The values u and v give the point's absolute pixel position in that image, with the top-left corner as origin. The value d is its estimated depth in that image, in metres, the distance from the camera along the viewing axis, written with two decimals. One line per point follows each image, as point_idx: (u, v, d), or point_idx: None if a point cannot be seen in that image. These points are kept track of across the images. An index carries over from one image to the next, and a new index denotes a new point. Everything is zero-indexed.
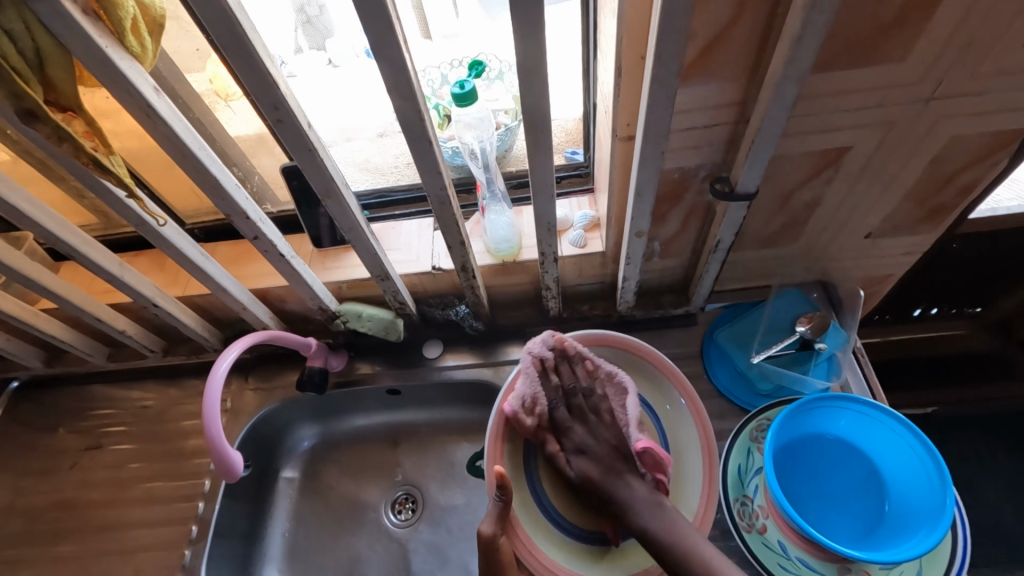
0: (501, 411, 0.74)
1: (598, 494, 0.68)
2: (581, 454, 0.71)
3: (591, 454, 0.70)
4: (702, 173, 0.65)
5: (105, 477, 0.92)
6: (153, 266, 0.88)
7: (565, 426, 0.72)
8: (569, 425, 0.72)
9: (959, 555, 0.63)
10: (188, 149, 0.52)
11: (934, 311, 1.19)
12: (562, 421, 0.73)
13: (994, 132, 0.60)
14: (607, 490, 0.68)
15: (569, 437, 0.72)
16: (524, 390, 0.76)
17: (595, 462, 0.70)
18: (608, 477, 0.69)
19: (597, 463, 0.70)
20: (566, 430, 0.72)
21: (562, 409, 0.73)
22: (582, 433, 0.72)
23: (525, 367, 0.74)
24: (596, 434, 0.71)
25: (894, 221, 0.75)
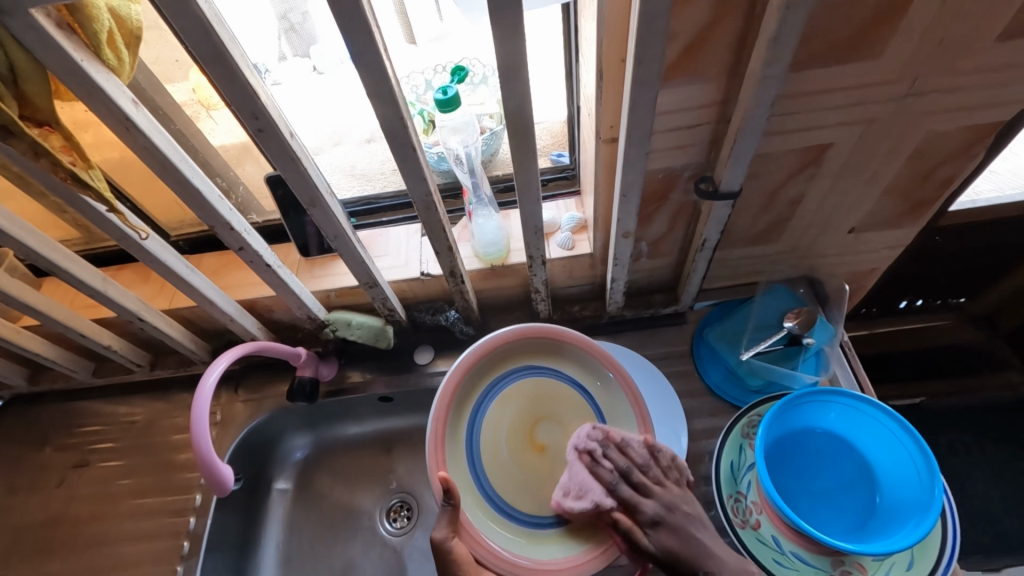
0: (440, 415, 0.71)
1: (689, 567, 0.61)
2: (659, 526, 0.63)
3: (671, 524, 0.63)
4: (686, 173, 0.66)
5: (94, 494, 0.90)
6: (138, 279, 0.87)
7: (635, 502, 0.64)
8: (640, 502, 0.64)
9: (949, 546, 0.64)
10: (168, 161, 0.51)
11: (920, 303, 1.20)
12: (629, 499, 0.64)
13: (970, 127, 0.61)
14: (697, 561, 0.61)
15: (642, 513, 0.63)
16: (462, 390, 0.74)
17: (674, 533, 0.63)
18: (691, 545, 0.62)
19: (677, 536, 0.62)
20: (636, 506, 0.64)
21: (623, 487, 0.65)
22: (655, 506, 0.64)
23: (459, 365, 0.72)
24: (668, 502, 0.65)
25: (876, 216, 0.76)
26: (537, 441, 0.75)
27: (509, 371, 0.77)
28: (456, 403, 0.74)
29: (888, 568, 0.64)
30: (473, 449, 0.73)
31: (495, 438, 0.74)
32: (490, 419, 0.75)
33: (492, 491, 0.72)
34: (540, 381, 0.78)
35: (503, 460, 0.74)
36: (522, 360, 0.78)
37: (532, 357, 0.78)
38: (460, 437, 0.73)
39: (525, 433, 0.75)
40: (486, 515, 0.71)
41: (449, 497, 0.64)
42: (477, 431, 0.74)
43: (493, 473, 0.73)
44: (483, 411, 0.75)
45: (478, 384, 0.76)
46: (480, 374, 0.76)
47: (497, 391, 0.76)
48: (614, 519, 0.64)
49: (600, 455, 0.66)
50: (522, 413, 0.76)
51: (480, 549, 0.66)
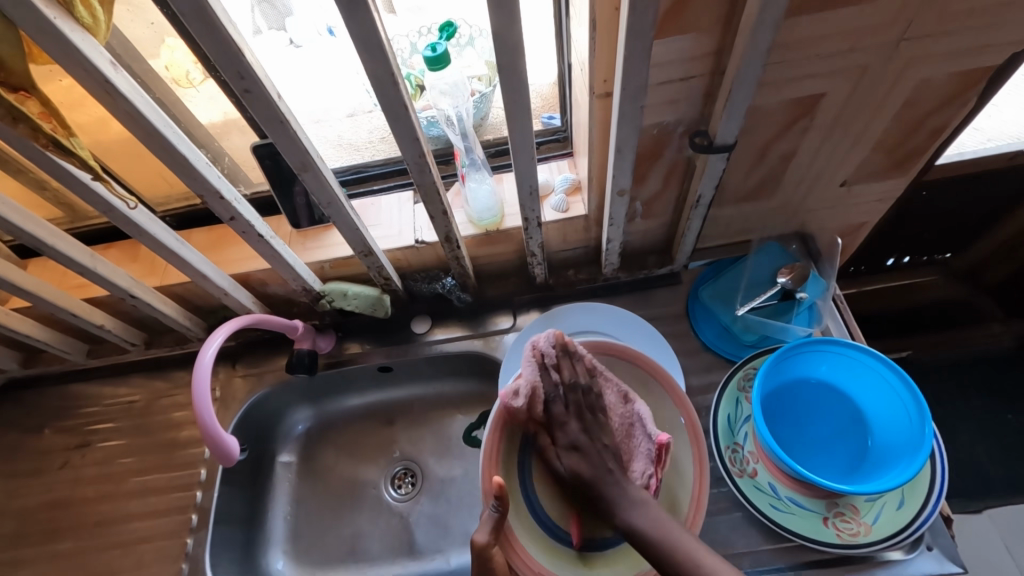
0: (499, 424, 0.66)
1: (593, 491, 0.63)
2: (574, 450, 0.65)
3: (586, 450, 0.65)
4: (680, 128, 0.65)
5: (98, 475, 0.90)
6: (126, 257, 0.85)
7: (560, 420, 0.66)
8: (563, 423, 0.66)
9: (937, 483, 0.66)
10: (153, 127, 0.50)
11: (906, 260, 1.23)
12: (558, 415, 0.66)
13: (961, 73, 0.61)
14: (598, 487, 0.63)
15: (563, 431, 0.66)
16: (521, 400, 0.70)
17: (585, 458, 0.65)
18: (600, 473, 0.64)
19: (588, 462, 0.64)
20: (562, 423, 0.66)
21: (559, 402, 0.67)
22: (577, 428, 0.66)
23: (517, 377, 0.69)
24: (590, 432, 0.66)
25: (866, 169, 0.76)
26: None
27: None
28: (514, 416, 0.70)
29: (880, 508, 0.67)
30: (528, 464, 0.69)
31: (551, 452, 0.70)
32: None
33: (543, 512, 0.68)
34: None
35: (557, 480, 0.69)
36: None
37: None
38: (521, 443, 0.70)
39: None
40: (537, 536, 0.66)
41: (499, 503, 0.60)
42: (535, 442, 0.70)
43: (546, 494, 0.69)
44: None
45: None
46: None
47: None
48: (537, 430, 0.68)
49: (551, 363, 0.68)
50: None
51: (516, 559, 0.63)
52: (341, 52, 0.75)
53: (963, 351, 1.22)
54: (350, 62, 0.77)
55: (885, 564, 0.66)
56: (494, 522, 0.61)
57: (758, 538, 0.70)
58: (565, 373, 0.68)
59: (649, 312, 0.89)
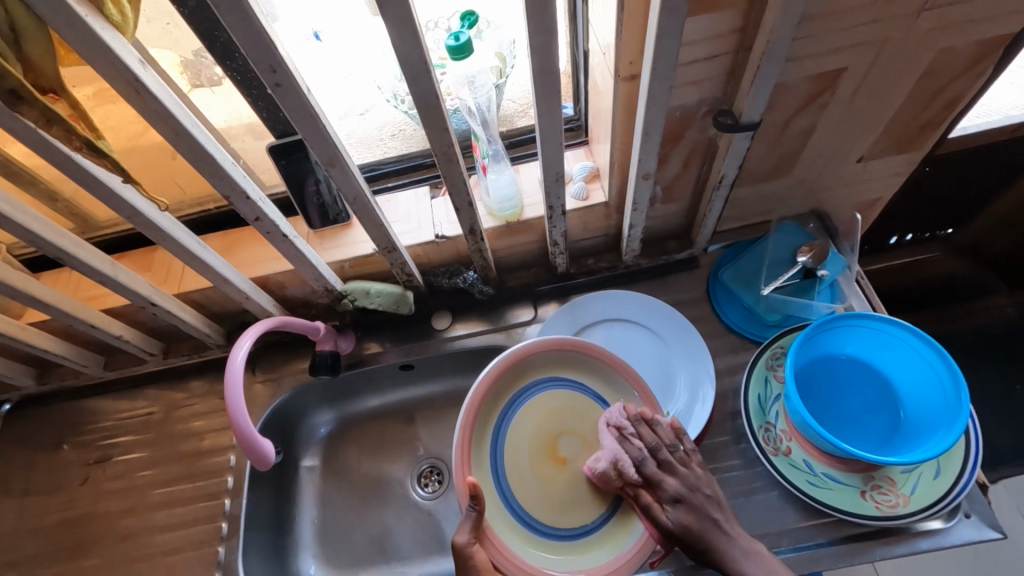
0: (466, 422, 0.67)
1: (704, 547, 0.60)
2: (678, 505, 0.62)
3: (689, 503, 0.62)
4: (703, 108, 0.65)
5: (121, 488, 0.89)
6: (141, 266, 0.83)
7: (657, 479, 0.63)
8: (662, 481, 0.63)
9: (973, 450, 0.67)
10: (181, 126, 0.49)
11: (908, 237, 1.25)
12: (654, 477, 0.63)
13: (980, 41, 0.62)
14: (711, 540, 0.60)
15: (663, 489, 0.63)
16: (487, 401, 0.70)
17: (692, 511, 0.61)
18: (708, 528, 0.61)
19: (697, 517, 0.61)
20: (658, 483, 0.63)
21: (651, 464, 0.63)
22: (676, 484, 0.63)
23: (483, 377, 0.68)
24: (691, 484, 0.63)
25: (883, 143, 0.77)
26: (560, 454, 0.70)
27: (536, 381, 0.72)
28: (479, 417, 0.69)
29: (917, 479, 0.67)
30: (498, 457, 0.69)
31: (517, 447, 0.70)
32: (514, 430, 0.70)
33: (515, 502, 0.68)
34: (566, 396, 0.72)
35: (525, 473, 0.69)
36: (546, 372, 0.73)
37: (558, 370, 0.73)
38: (486, 439, 0.69)
39: (549, 444, 0.70)
40: (513, 531, 0.67)
41: (476, 502, 0.61)
42: (502, 438, 0.70)
43: (517, 486, 0.69)
44: (507, 422, 0.70)
45: (499, 398, 0.71)
46: (504, 384, 0.71)
47: (522, 401, 0.72)
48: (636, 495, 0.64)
49: (631, 431, 0.65)
50: (545, 426, 0.71)
51: (499, 555, 0.63)
52: (355, 52, 0.75)
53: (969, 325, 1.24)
54: (364, 58, 0.75)
55: (925, 533, 0.66)
56: (473, 521, 0.62)
57: (795, 514, 0.70)
58: (649, 437, 0.65)
59: (672, 297, 0.89)
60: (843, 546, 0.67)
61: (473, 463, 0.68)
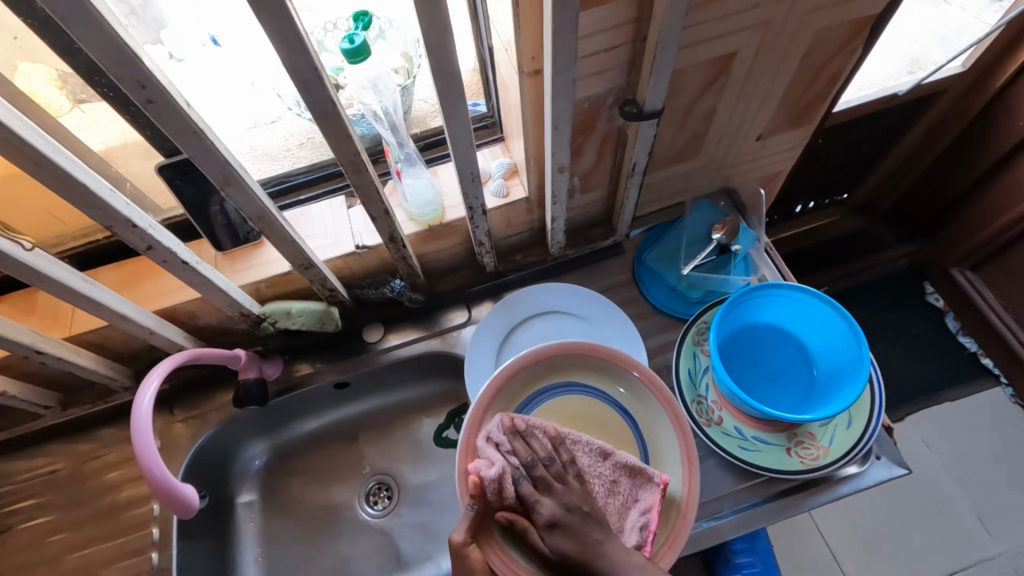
0: (476, 417, 0.66)
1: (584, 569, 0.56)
2: (553, 529, 0.58)
3: (565, 526, 0.58)
4: (609, 98, 0.66)
5: (28, 559, 0.80)
6: (21, 311, 0.74)
7: (531, 500, 0.59)
8: (536, 502, 0.59)
9: (877, 395, 0.73)
10: (40, 153, 0.43)
11: (811, 205, 1.35)
12: (527, 495, 0.59)
13: (849, 22, 0.67)
14: (589, 562, 0.56)
15: (538, 511, 0.59)
16: (499, 401, 0.69)
17: (569, 535, 0.57)
18: (587, 547, 0.57)
19: (572, 539, 0.57)
20: (534, 505, 0.59)
21: (525, 484, 0.60)
22: (551, 503, 0.58)
23: (496, 376, 0.67)
24: (567, 502, 0.59)
25: (777, 121, 0.81)
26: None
27: (553, 385, 0.72)
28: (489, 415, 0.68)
29: (834, 430, 0.73)
30: None
31: None
32: None
33: None
34: (583, 402, 0.72)
35: None
36: (562, 377, 0.72)
37: (577, 375, 0.72)
38: None
39: None
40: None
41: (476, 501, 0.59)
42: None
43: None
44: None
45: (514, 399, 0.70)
46: (520, 385, 0.70)
47: (537, 403, 0.71)
48: (511, 519, 0.60)
49: (507, 446, 0.62)
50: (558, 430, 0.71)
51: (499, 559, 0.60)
52: (242, 59, 0.69)
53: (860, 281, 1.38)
54: (261, 63, 0.70)
55: (844, 479, 0.72)
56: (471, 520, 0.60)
57: (732, 479, 0.74)
58: (523, 452, 0.61)
59: (603, 283, 0.91)
60: (775, 502, 0.72)
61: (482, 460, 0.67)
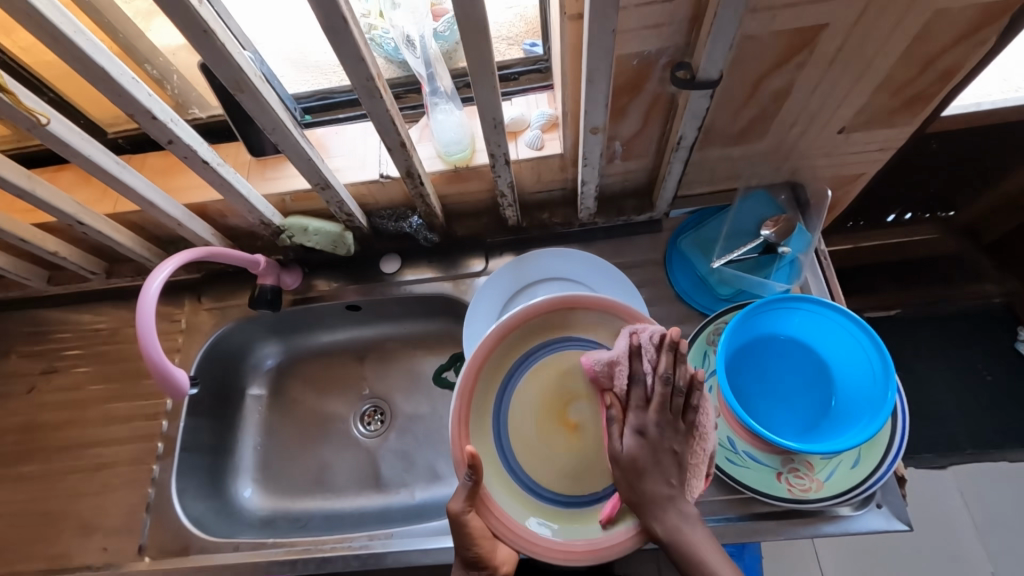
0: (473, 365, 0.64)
1: (633, 487, 0.55)
2: (638, 441, 0.56)
3: (649, 446, 0.55)
4: (664, 59, 0.59)
5: (66, 400, 0.91)
6: (78, 182, 0.80)
7: (635, 403, 0.56)
8: (638, 414, 0.56)
9: (896, 441, 0.66)
10: (60, 32, 0.44)
11: (908, 215, 1.20)
12: (634, 400, 0.56)
13: (982, 5, 0.54)
14: (644, 485, 0.55)
15: (635, 416, 0.56)
16: (502, 349, 0.66)
17: (646, 456, 0.55)
18: (653, 474, 0.55)
19: (648, 459, 0.55)
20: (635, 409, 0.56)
21: (640, 389, 0.56)
22: (654, 424, 0.55)
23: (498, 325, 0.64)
24: (667, 434, 0.55)
25: (867, 114, 0.70)
26: (569, 419, 0.65)
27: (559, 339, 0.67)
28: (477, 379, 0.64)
29: (835, 466, 0.67)
30: (503, 407, 0.66)
31: (528, 403, 0.66)
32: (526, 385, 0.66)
33: (512, 458, 0.65)
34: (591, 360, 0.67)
35: (530, 429, 0.65)
36: (562, 330, 0.67)
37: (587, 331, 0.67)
38: (493, 386, 0.66)
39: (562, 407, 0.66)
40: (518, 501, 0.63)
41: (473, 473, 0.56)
42: (510, 395, 0.66)
43: (521, 448, 0.65)
44: (515, 381, 0.66)
45: (505, 356, 0.66)
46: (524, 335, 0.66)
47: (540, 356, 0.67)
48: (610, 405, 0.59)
49: (648, 353, 0.56)
50: (556, 387, 0.66)
51: (497, 524, 0.59)
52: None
53: (936, 311, 1.24)
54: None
55: (832, 518, 0.67)
56: (470, 489, 0.58)
57: (711, 489, 0.71)
58: (662, 367, 0.55)
59: (629, 260, 0.86)
60: (749, 522, 0.68)
61: (472, 426, 0.64)
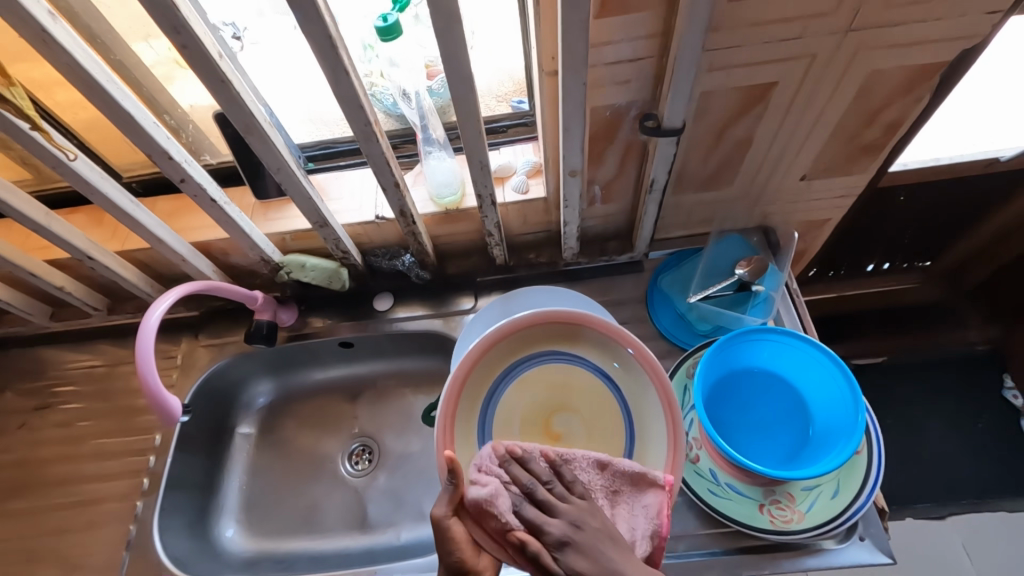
0: (451, 396, 0.68)
1: None
2: (570, 547, 0.51)
3: (582, 542, 0.51)
4: (633, 111, 0.66)
5: (56, 436, 0.91)
6: (90, 222, 0.85)
7: (539, 521, 0.53)
8: (544, 523, 0.53)
9: (874, 471, 0.67)
10: (93, 81, 0.51)
11: (887, 265, 1.20)
12: (535, 519, 0.53)
13: (911, 66, 0.62)
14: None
15: (550, 528, 0.52)
16: (482, 368, 0.71)
17: (585, 552, 0.51)
18: (604, 564, 0.50)
19: (591, 555, 0.50)
20: (545, 523, 0.53)
21: (531, 505, 0.54)
22: (562, 522, 0.53)
23: (477, 345, 0.69)
24: (576, 520, 0.53)
25: (824, 162, 0.77)
26: (553, 430, 0.72)
27: (530, 355, 0.73)
28: (475, 375, 0.71)
29: (816, 497, 0.68)
30: (486, 423, 0.72)
31: (511, 415, 0.73)
32: (509, 400, 0.73)
33: None
34: (563, 368, 0.74)
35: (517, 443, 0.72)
36: (541, 344, 0.74)
37: (556, 344, 0.74)
38: (477, 404, 0.72)
39: (543, 415, 0.73)
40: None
41: (454, 477, 0.56)
42: (493, 411, 0.72)
43: None
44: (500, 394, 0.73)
45: (503, 361, 0.73)
46: (500, 355, 0.73)
47: (518, 372, 0.73)
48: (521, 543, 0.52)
49: (506, 474, 0.57)
50: (541, 397, 0.74)
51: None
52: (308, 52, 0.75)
53: (918, 356, 1.27)
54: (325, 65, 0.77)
55: (817, 551, 0.67)
56: (452, 494, 0.56)
57: (697, 523, 0.70)
58: (524, 475, 0.57)
59: (612, 298, 0.90)
60: (736, 556, 0.68)
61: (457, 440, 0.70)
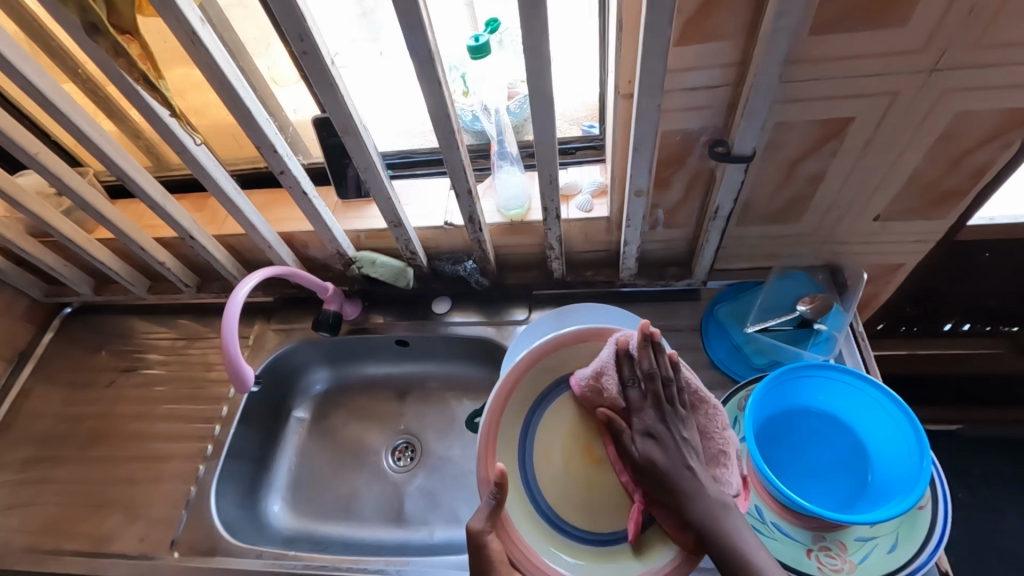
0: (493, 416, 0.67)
1: (660, 479, 0.59)
2: (649, 438, 0.61)
3: (662, 439, 0.61)
4: (704, 137, 0.67)
5: (138, 396, 1.01)
6: (195, 208, 0.95)
7: (636, 408, 0.62)
8: (638, 414, 0.62)
9: (938, 529, 0.63)
10: (225, 78, 0.58)
11: (966, 326, 1.10)
12: (634, 402, 0.63)
13: (1001, 111, 0.60)
14: (672, 478, 0.59)
15: (639, 417, 0.62)
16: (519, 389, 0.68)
17: (663, 448, 0.60)
18: (674, 463, 0.59)
19: (660, 453, 0.60)
20: (638, 411, 0.62)
21: (635, 390, 0.63)
22: (655, 418, 0.62)
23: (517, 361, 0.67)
24: (671, 424, 0.61)
25: (901, 205, 0.75)
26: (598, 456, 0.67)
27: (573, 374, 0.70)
28: (513, 397, 0.68)
29: (871, 549, 0.64)
30: (526, 449, 0.68)
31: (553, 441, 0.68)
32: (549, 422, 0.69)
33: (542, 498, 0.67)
34: None
35: (558, 471, 0.67)
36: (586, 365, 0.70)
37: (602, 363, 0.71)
38: (517, 425, 0.68)
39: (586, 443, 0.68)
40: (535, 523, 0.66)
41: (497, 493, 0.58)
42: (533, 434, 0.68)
43: (545, 481, 0.67)
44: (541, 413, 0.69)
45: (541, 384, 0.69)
46: (540, 374, 0.69)
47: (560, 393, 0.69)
48: (609, 416, 0.63)
49: (631, 355, 0.63)
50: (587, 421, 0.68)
51: (518, 553, 0.62)
52: (400, 70, 0.82)
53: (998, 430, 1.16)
54: (411, 83, 0.84)
55: None
56: (493, 510, 0.59)
57: None
58: (646, 363, 0.62)
59: (666, 323, 0.90)
60: None
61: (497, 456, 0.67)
